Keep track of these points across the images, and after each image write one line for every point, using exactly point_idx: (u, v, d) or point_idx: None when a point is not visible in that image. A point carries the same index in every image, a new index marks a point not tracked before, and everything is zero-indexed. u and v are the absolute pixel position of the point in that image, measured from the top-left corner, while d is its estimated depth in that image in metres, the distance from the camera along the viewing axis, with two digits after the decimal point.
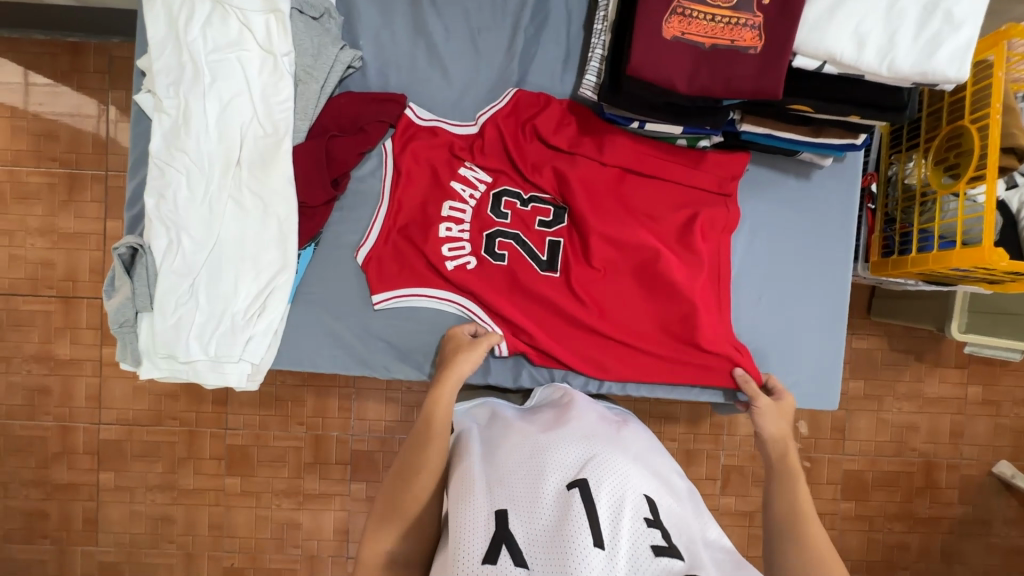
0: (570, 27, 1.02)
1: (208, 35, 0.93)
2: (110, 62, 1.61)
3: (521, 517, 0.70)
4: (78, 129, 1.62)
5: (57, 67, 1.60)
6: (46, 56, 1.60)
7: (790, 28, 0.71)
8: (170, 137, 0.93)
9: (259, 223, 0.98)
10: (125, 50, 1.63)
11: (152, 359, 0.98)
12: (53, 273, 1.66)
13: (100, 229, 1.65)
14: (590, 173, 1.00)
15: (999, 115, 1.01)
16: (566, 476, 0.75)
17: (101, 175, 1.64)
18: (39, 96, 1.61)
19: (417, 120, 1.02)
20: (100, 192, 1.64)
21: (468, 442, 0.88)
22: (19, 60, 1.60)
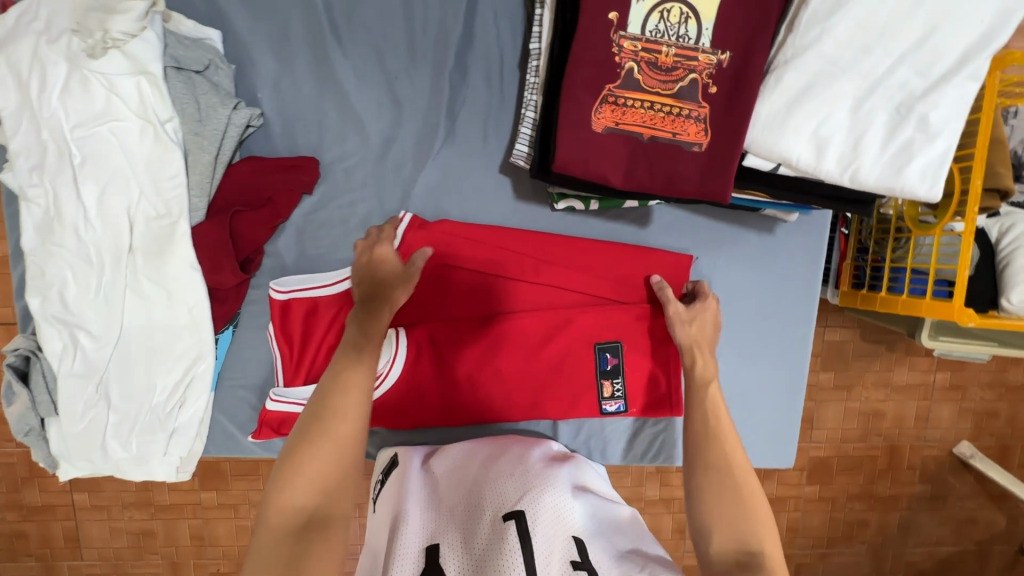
0: (502, 69, 0.88)
1: (69, 107, 0.78)
2: None
3: (453, 553, 0.71)
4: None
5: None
6: None
7: (742, 123, 0.60)
8: (44, 229, 0.81)
9: (167, 312, 0.89)
10: None
11: (70, 461, 0.91)
12: None
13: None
14: (505, 297, 0.92)
15: (985, 159, 0.91)
16: (503, 509, 0.76)
17: None
18: None
19: (287, 295, 0.88)
20: None
21: (412, 478, 0.90)
22: None
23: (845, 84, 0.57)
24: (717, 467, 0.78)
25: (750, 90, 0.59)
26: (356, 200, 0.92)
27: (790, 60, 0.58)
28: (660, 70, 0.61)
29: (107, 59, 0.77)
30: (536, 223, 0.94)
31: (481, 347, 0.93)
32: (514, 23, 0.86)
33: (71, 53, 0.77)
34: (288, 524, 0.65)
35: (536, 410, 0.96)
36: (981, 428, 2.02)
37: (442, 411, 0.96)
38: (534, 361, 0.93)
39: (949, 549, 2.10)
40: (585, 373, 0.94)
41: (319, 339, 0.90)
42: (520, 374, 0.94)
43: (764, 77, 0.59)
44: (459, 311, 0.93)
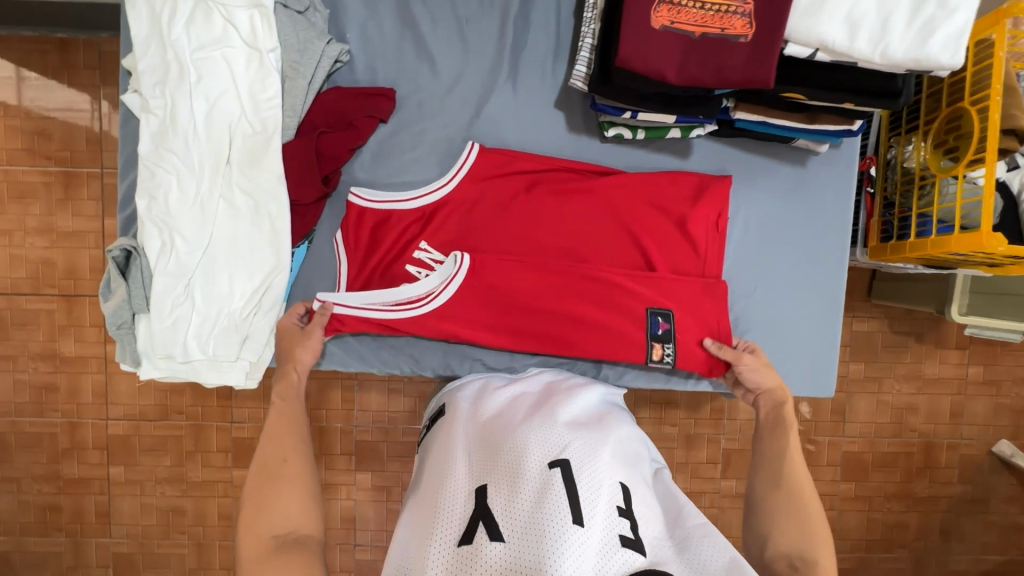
0: (559, 15, 1.00)
1: (191, 33, 0.92)
2: (99, 58, 1.61)
3: (501, 496, 0.72)
4: (73, 126, 1.62)
5: (47, 66, 1.59)
6: (35, 53, 1.59)
7: (783, 15, 0.70)
8: (159, 137, 0.92)
9: (252, 222, 0.98)
10: (114, 45, 1.61)
11: (151, 359, 0.98)
12: (54, 272, 1.67)
13: (97, 227, 1.65)
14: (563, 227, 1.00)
15: (1000, 96, 1.00)
16: (548, 455, 0.77)
17: (97, 172, 1.65)
18: (32, 93, 1.60)
19: (365, 204, 1.00)
20: (96, 190, 1.65)
21: (457, 417, 0.91)
22: (10, 58, 1.59)
23: None
24: (778, 470, 0.86)
25: None
26: (425, 130, 1.03)
27: None
28: None
29: None
30: (587, 153, 1.04)
31: (535, 277, 0.97)
32: None
33: None
34: (264, 540, 0.75)
35: (578, 347, 0.98)
36: (1020, 426, 1.97)
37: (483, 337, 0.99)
38: (584, 296, 0.97)
39: (997, 560, 2.00)
40: (631, 315, 0.97)
41: (383, 250, 1.00)
42: (567, 310, 0.97)
43: None
44: (520, 242, 1.00)
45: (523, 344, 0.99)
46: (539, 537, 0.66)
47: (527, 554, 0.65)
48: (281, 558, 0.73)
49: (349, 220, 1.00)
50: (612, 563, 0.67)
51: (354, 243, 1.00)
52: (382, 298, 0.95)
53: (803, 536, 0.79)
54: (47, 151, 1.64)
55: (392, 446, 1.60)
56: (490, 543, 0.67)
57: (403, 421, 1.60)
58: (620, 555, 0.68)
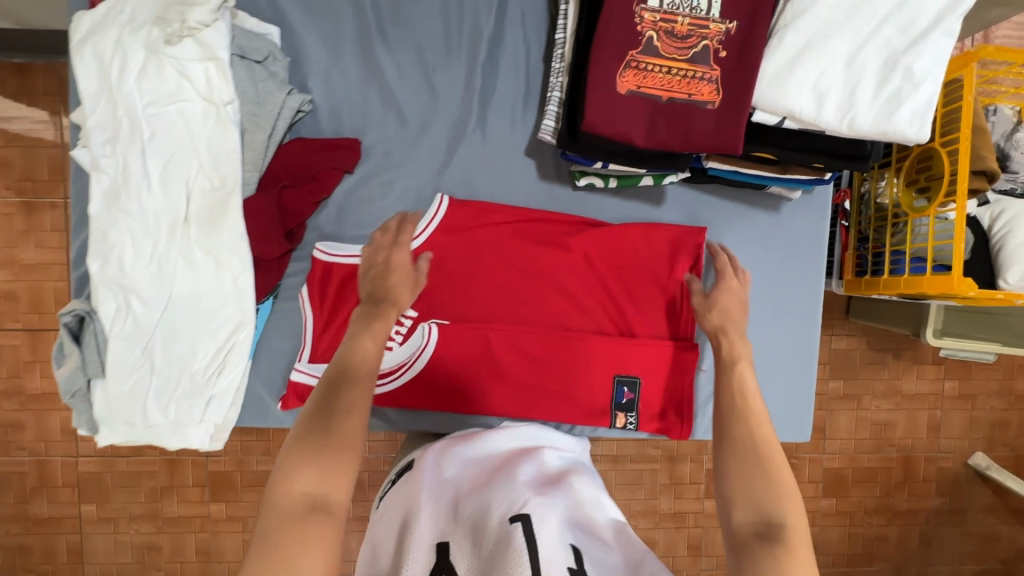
0: (529, 61, 0.98)
1: (143, 87, 0.88)
2: (60, 85, 1.54)
3: (463, 557, 0.66)
4: (34, 153, 1.55)
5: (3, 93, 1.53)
6: None
7: (751, 81, 0.68)
8: (111, 197, 0.88)
9: (213, 280, 0.94)
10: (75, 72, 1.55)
11: (110, 425, 0.94)
12: (16, 307, 1.61)
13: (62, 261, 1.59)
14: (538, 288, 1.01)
15: (968, 140, 1.00)
16: (510, 509, 0.70)
17: (61, 203, 1.59)
18: None
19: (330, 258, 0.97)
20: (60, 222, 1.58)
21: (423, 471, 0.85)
22: None
23: (838, 43, 0.66)
24: (745, 452, 0.70)
25: (756, 51, 0.68)
26: (393, 179, 1.00)
27: (790, 23, 0.67)
28: (676, 38, 0.70)
29: (182, 46, 0.87)
30: (560, 201, 1.01)
31: (508, 338, 0.98)
32: (539, 22, 0.97)
33: (150, 41, 0.87)
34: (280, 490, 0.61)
35: (547, 408, 1.00)
36: (994, 439, 2.01)
37: (456, 394, 0.99)
38: (556, 356, 0.99)
39: (973, 569, 2.04)
40: (601, 377, 1.00)
41: (350, 304, 0.97)
42: (539, 369, 0.99)
43: (769, 41, 0.68)
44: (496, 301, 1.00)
45: (495, 402, 1.00)
46: None
47: None
48: (304, 519, 0.59)
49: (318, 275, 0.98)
50: None
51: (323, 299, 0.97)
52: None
53: (764, 495, 0.65)
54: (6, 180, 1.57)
55: (371, 481, 1.57)
56: None
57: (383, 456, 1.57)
58: None
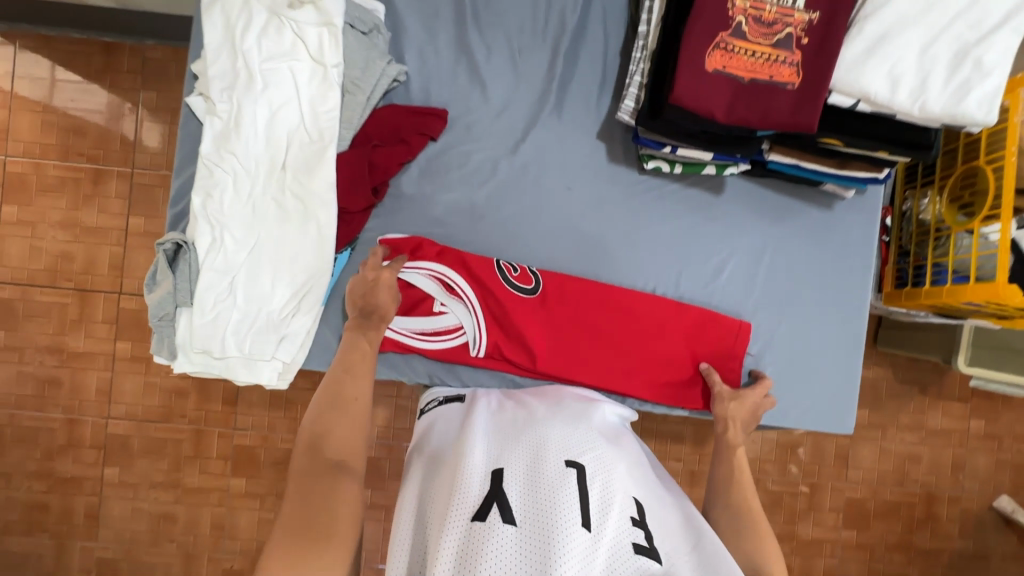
0: (606, 54, 1.07)
1: (262, 45, 0.97)
2: (142, 63, 1.63)
3: (519, 483, 0.73)
4: (109, 123, 1.64)
5: (91, 67, 1.62)
6: (80, 54, 1.62)
7: (828, 66, 0.75)
8: (221, 139, 0.97)
9: (299, 226, 1.01)
10: (158, 52, 1.65)
11: (188, 353, 1.00)
12: (72, 266, 1.66)
13: (121, 225, 1.65)
14: (603, 270, 1.08)
15: (1014, 156, 1.05)
16: (565, 456, 0.77)
17: (127, 172, 1.65)
18: (69, 92, 1.62)
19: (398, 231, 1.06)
20: (124, 188, 1.65)
21: (475, 414, 0.91)
22: (52, 56, 1.62)
23: (912, 35, 0.73)
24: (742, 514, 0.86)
25: (836, 40, 0.75)
26: (472, 151, 1.07)
27: (870, 15, 0.74)
28: (763, 25, 0.77)
29: (302, 11, 0.96)
30: (627, 183, 1.08)
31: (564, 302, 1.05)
32: (619, 21, 1.07)
33: (275, 5, 0.97)
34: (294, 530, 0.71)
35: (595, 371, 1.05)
36: (1020, 483, 1.89)
37: (512, 351, 1.04)
38: (608, 322, 1.05)
39: None
40: (648, 348, 1.05)
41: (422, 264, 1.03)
42: (592, 334, 1.05)
43: (849, 31, 0.75)
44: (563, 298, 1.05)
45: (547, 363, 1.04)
46: (550, 527, 0.67)
47: (537, 539, 0.66)
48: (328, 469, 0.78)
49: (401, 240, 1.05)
50: (623, 565, 0.67)
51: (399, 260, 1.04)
52: (419, 324, 1.04)
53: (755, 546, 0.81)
54: (80, 148, 1.65)
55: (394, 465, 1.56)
56: (503, 525, 0.67)
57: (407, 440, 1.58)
58: (632, 563, 0.67)
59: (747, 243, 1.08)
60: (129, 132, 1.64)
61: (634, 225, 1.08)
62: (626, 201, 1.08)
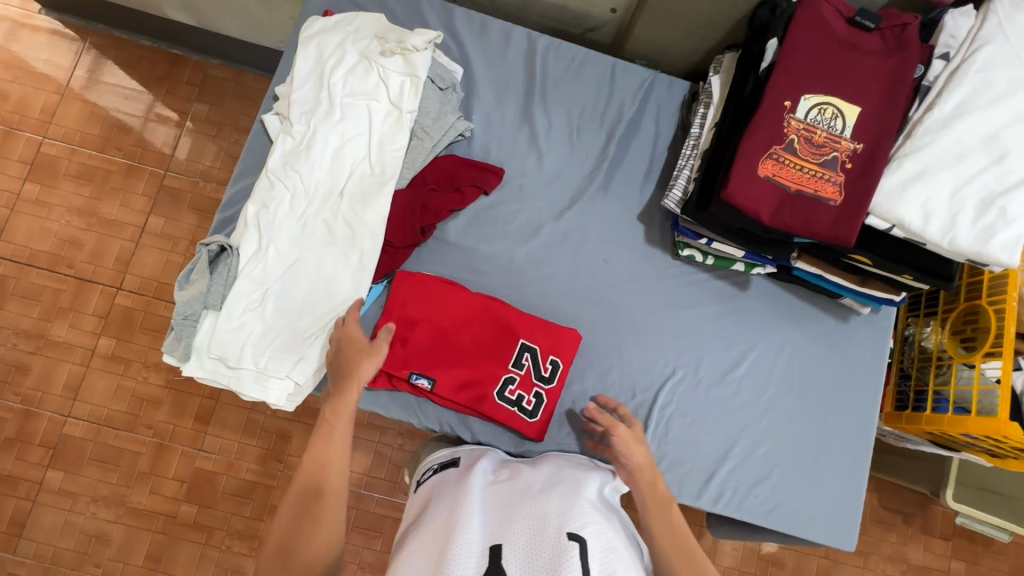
0: (655, 146, 1.16)
1: (348, 82, 1.03)
2: (203, 78, 1.70)
3: (518, 559, 0.68)
4: (155, 125, 1.67)
5: (151, 72, 1.69)
6: (146, 60, 1.69)
7: (868, 190, 0.83)
8: (290, 157, 1.01)
9: (343, 250, 1.02)
10: (220, 71, 1.72)
11: (201, 358, 0.97)
12: (76, 253, 1.60)
13: (140, 222, 1.62)
14: (627, 341, 1.09)
15: (1015, 301, 1.14)
16: (565, 525, 0.72)
17: (159, 173, 1.66)
18: (124, 92, 1.68)
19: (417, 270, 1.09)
20: (153, 188, 1.64)
21: (473, 479, 0.86)
22: (118, 58, 1.69)
23: (946, 177, 0.81)
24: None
25: (877, 169, 0.84)
26: (519, 210, 1.13)
27: (908, 154, 0.83)
28: (813, 145, 0.86)
29: (392, 59, 1.04)
30: (660, 264, 1.13)
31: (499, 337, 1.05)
32: (672, 121, 1.17)
33: (366, 51, 1.05)
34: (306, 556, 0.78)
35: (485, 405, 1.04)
36: None
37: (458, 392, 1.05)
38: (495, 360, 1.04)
39: None
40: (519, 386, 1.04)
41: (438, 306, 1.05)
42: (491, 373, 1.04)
43: (889, 164, 0.84)
44: (424, 356, 1.04)
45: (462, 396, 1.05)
46: None
47: None
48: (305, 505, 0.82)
49: (427, 277, 1.06)
50: None
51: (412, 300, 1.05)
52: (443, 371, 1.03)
53: None
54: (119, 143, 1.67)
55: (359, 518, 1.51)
56: None
57: (380, 492, 1.45)
58: None
59: (768, 341, 1.12)
60: (172, 136, 1.67)
61: (663, 303, 1.11)
62: (656, 280, 1.12)
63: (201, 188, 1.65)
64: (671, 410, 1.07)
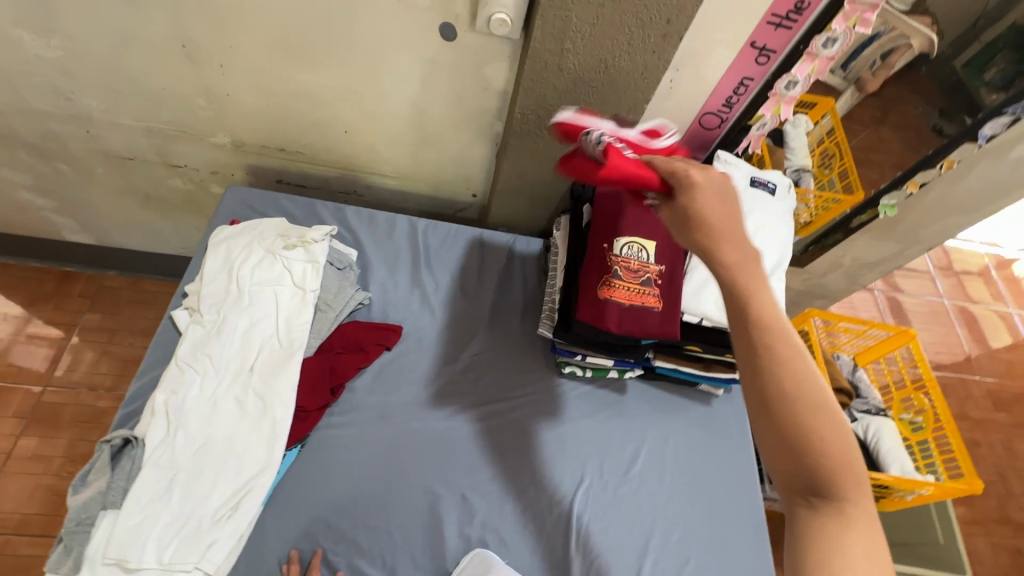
0: (526, 290, 1.42)
1: (255, 272, 1.19)
2: (97, 290, 1.77)
3: None
4: (38, 342, 1.66)
5: (39, 292, 1.73)
6: (36, 282, 1.74)
7: (673, 298, 1.13)
8: (199, 344, 1.10)
9: (254, 422, 1.06)
10: (116, 282, 1.80)
11: (93, 567, 0.90)
12: None
13: (6, 447, 1.50)
14: (534, 459, 1.20)
15: (823, 364, 1.46)
16: None
17: (37, 391, 1.59)
18: (6, 315, 1.67)
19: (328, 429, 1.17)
20: (27, 407, 1.56)
21: None
22: (4, 283, 1.72)
23: None
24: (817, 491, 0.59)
25: (678, 281, 1.15)
26: (420, 358, 1.28)
27: (695, 268, 1.17)
28: (632, 271, 1.14)
29: (293, 251, 1.22)
30: (549, 384, 1.30)
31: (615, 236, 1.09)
32: (535, 269, 1.45)
33: (271, 246, 1.22)
34: None
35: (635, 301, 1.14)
36: None
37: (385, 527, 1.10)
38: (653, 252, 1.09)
39: None
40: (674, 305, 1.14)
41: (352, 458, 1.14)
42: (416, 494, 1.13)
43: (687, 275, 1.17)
44: (346, 510, 1.09)
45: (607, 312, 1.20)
46: None
47: None
48: None
49: (343, 435, 1.16)
50: None
51: (334, 461, 1.13)
52: (364, 523, 1.08)
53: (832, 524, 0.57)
54: None
55: None
56: None
57: None
58: None
59: (653, 433, 1.29)
60: (56, 351, 1.65)
61: (559, 417, 1.26)
62: (550, 398, 1.28)
63: (85, 399, 1.60)
64: (588, 516, 1.16)
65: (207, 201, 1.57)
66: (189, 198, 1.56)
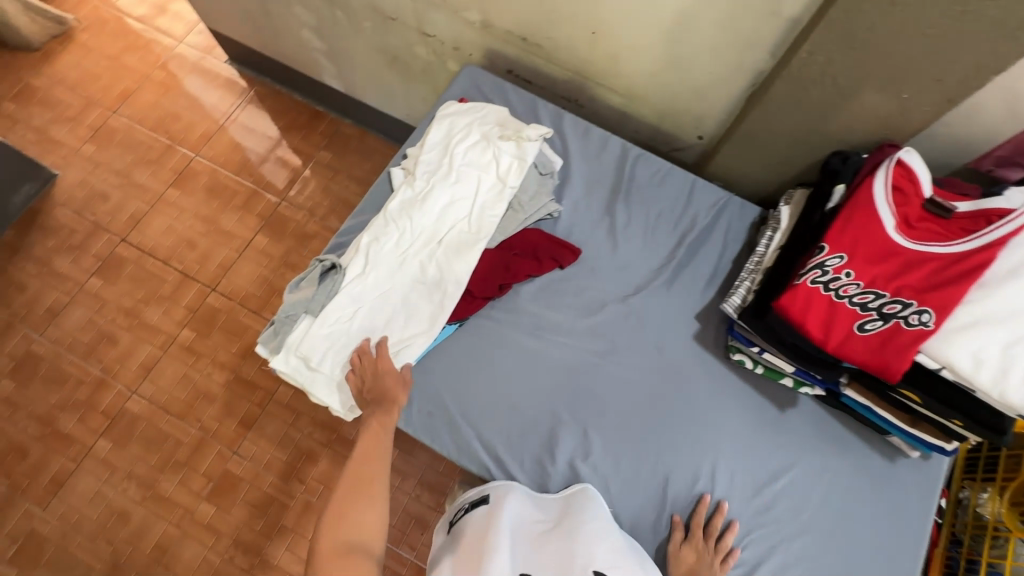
0: (721, 258, 1.27)
1: (468, 153, 1.23)
2: (335, 133, 2.03)
3: None
4: (285, 162, 1.98)
5: (295, 121, 2.04)
6: (294, 112, 2.05)
7: (911, 329, 0.91)
8: (406, 204, 1.19)
9: (429, 289, 1.16)
10: (349, 130, 2.05)
11: (288, 354, 1.10)
12: (188, 253, 1.87)
13: (247, 238, 1.88)
14: (665, 430, 1.14)
15: None
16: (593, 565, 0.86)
17: (275, 202, 1.94)
18: (269, 133, 2.02)
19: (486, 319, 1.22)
20: (267, 212, 1.92)
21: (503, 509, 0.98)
22: (274, 107, 2.06)
23: (997, 333, 0.87)
24: None
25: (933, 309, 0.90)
26: (587, 287, 1.24)
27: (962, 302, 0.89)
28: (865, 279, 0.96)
29: (507, 142, 1.23)
30: (709, 363, 1.19)
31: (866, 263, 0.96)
32: (740, 238, 1.28)
33: (488, 133, 1.25)
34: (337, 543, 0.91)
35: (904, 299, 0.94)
36: None
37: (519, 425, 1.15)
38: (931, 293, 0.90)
39: None
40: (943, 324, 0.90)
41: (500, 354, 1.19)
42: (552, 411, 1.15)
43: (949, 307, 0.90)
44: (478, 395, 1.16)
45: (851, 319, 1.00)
46: None
47: None
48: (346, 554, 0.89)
49: (495, 330, 1.21)
50: None
51: (481, 350, 1.20)
52: (492, 414, 1.15)
53: None
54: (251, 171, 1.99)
55: None
56: None
57: None
58: None
59: (811, 459, 1.12)
60: (295, 174, 1.97)
61: (708, 401, 1.16)
62: (706, 378, 1.18)
63: (305, 221, 1.91)
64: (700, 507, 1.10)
65: (440, 75, 1.65)
66: (427, 68, 1.65)
